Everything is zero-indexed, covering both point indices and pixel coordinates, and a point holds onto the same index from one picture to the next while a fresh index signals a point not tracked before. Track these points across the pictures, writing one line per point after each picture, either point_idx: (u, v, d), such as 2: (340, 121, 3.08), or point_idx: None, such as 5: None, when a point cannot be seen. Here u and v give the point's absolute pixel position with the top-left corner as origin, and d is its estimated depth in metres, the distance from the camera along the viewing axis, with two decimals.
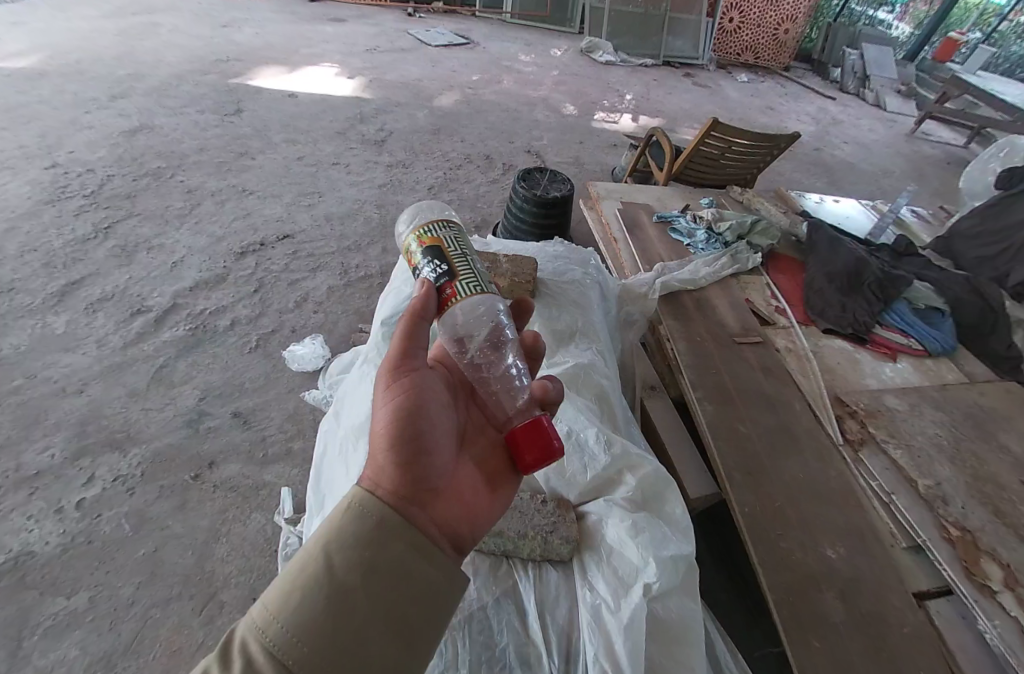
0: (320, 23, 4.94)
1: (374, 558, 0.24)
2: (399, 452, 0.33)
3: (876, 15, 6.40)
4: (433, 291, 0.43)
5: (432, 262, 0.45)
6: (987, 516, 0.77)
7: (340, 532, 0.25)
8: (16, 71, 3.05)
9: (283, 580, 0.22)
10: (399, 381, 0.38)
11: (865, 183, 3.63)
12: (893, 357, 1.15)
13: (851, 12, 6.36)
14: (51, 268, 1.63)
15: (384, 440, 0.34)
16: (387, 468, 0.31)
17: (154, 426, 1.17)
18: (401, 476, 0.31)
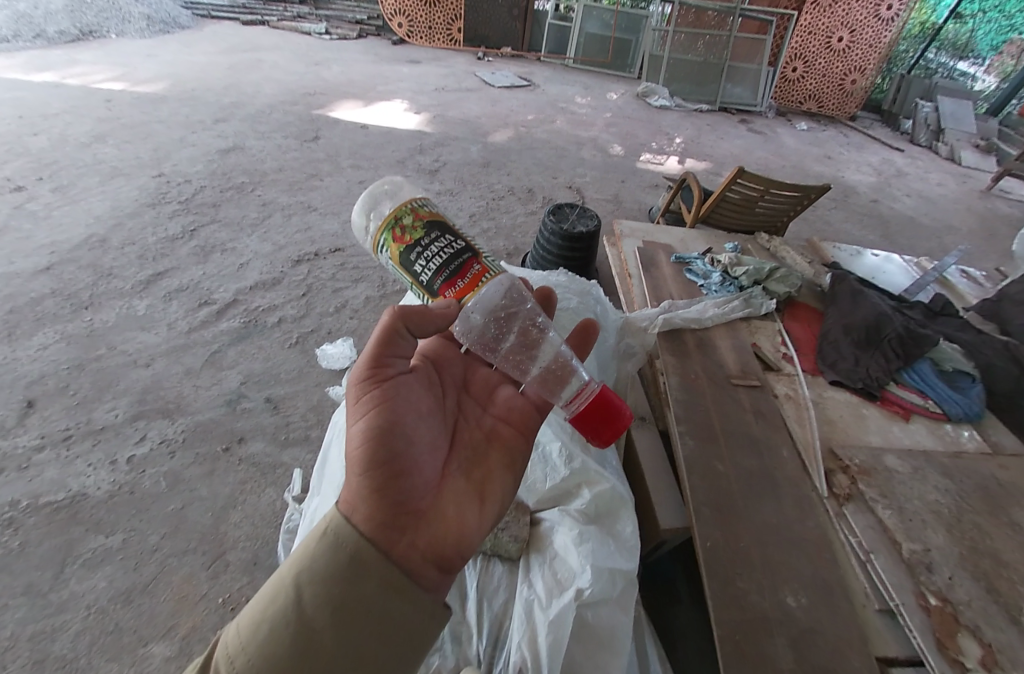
0: (398, 64, 5.53)
1: (340, 593, 0.28)
2: (373, 479, 0.36)
3: (956, 66, 6.32)
4: (469, 271, 0.48)
5: (444, 241, 0.48)
6: (975, 592, 0.73)
7: (308, 569, 0.29)
8: (146, 96, 3.67)
9: (254, 616, 0.27)
10: (374, 398, 0.39)
11: (925, 239, 3.44)
12: (905, 417, 1.10)
13: (927, 63, 6.34)
14: (143, 260, 1.94)
15: (356, 464, 0.36)
16: (362, 497, 0.35)
17: (200, 401, 1.35)
18: (376, 508, 0.35)
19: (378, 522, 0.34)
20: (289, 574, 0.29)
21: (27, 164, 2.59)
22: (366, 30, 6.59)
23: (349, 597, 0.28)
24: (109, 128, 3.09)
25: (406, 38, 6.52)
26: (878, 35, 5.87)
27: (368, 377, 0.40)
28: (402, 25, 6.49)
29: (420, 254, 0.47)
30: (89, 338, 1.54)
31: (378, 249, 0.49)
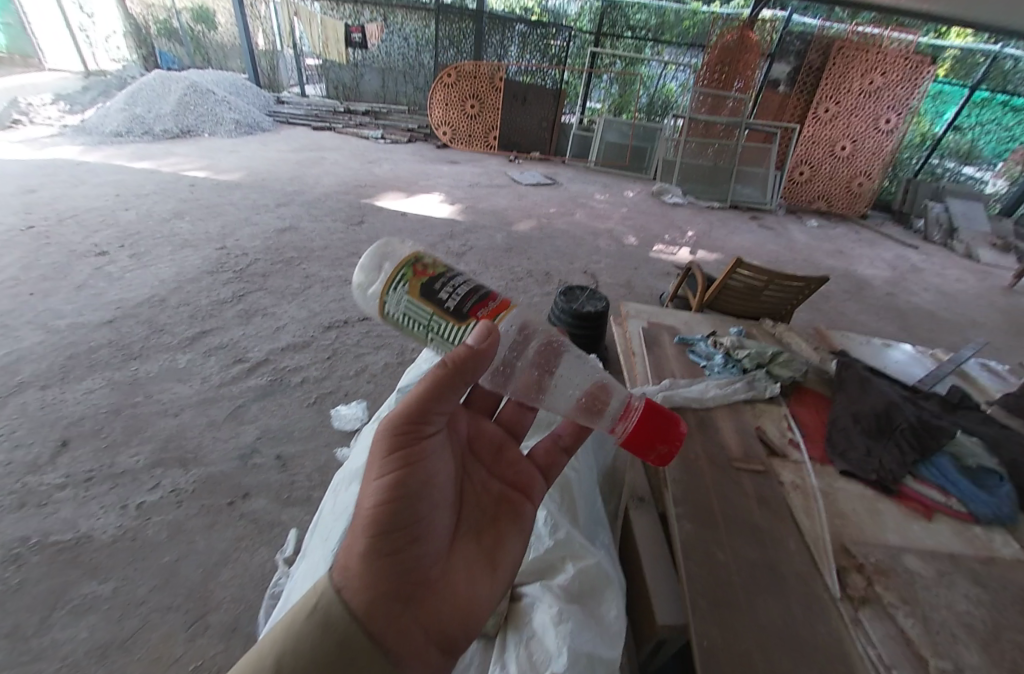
0: (439, 164, 6.38)
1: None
2: (381, 548, 0.41)
3: (962, 170, 6.86)
4: (492, 298, 0.57)
5: (461, 279, 0.57)
6: None
7: (293, 644, 0.33)
8: (224, 183, 4.33)
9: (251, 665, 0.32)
10: (399, 463, 0.44)
11: (949, 333, 3.39)
12: (927, 515, 1.03)
13: (932, 167, 6.92)
14: (193, 319, 2.16)
15: (369, 525, 0.41)
16: (364, 568, 0.39)
17: (216, 453, 1.42)
18: (376, 583, 0.39)
19: (373, 595, 0.38)
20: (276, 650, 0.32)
21: (114, 234, 3.03)
22: (416, 137, 7.73)
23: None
24: (188, 208, 3.62)
25: (449, 143, 7.59)
26: (879, 144, 6.50)
27: (395, 439, 0.44)
28: (446, 132, 7.52)
29: (447, 290, 0.55)
30: (130, 386, 1.68)
31: (397, 295, 0.55)
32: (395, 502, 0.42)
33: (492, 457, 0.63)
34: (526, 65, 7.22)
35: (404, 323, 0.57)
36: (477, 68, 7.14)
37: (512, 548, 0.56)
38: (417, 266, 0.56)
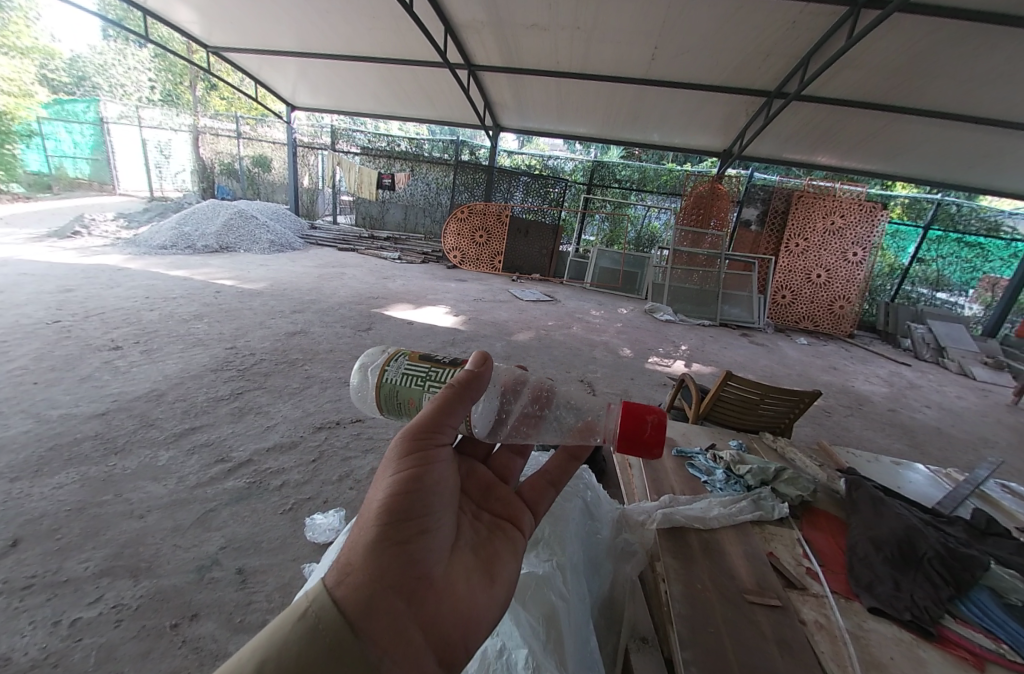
0: (448, 281, 7.01)
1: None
2: (395, 535, 0.50)
3: (936, 296, 7.56)
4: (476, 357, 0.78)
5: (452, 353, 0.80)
6: None
7: (277, 653, 0.36)
8: (248, 291, 4.71)
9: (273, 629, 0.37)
10: (411, 469, 0.56)
11: (963, 452, 3.28)
12: (983, 670, 0.87)
13: (908, 293, 7.66)
14: (186, 414, 2.15)
15: (389, 517, 0.51)
16: (366, 562, 0.46)
17: (173, 563, 1.30)
18: (376, 576, 0.45)
19: (371, 590, 0.44)
20: (258, 653, 0.36)
21: (133, 332, 3.19)
22: (429, 259, 8.65)
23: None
24: (209, 311, 3.88)
25: (458, 264, 8.44)
26: (851, 273, 7.16)
27: (404, 451, 0.58)
28: (457, 257, 8.50)
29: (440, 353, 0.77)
30: (103, 482, 1.61)
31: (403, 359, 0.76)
32: (395, 506, 0.52)
33: (482, 494, 0.72)
34: (529, 204, 8.43)
35: (402, 384, 0.74)
36: (486, 207, 8.31)
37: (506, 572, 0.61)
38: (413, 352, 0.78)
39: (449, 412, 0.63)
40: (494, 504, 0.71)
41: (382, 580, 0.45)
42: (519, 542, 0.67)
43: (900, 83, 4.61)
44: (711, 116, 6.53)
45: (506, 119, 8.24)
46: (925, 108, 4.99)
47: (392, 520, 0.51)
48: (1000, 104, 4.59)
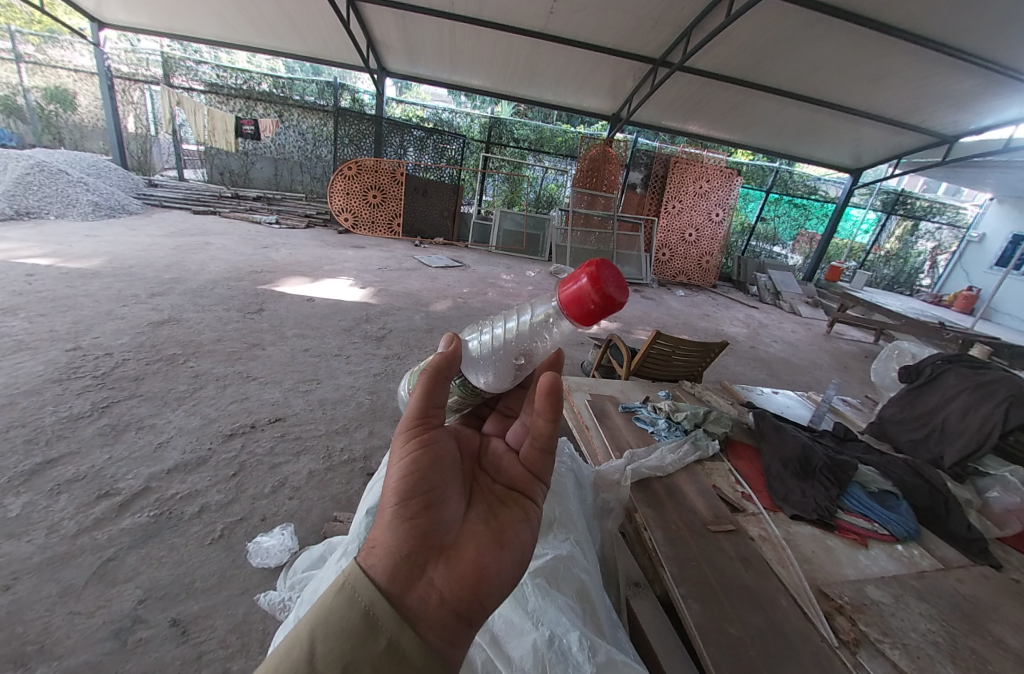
0: (343, 248, 6.30)
1: (349, 652, 0.34)
2: (404, 511, 0.46)
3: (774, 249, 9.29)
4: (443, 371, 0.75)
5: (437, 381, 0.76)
6: None
7: (321, 628, 0.35)
8: (75, 271, 3.63)
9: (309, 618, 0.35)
10: (417, 441, 0.51)
11: (800, 375, 4.21)
12: (864, 544, 1.17)
13: (755, 248, 9.26)
14: (32, 445, 1.64)
15: (395, 494, 0.47)
16: (388, 535, 0.44)
17: (76, 636, 1.02)
18: (398, 548, 0.43)
19: (396, 560, 0.41)
20: (307, 625, 0.35)
21: None
22: (315, 222, 7.68)
23: (358, 656, 0.33)
24: (24, 302, 2.92)
25: (351, 228, 7.65)
26: (714, 232, 8.35)
27: (407, 430, 0.52)
28: (348, 220, 7.66)
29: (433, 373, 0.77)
30: None
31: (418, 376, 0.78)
32: (406, 478, 0.48)
33: (495, 464, 0.61)
34: (424, 162, 7.89)
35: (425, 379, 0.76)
36: (377, 164, 7.55)
37: (521, 537, 0.53)
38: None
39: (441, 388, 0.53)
40: (505, 476, 0.61)
41: (403, 553, 0.43)
42: (534, 512, 0.58)
43: (758, 61, 5.27)
44: (603, 78, 6.70)
45: (392, 62, 7.35)
46: (774, 86, 5.82)
47: (405, 494, 0.47)
48: (825, 87, 5.57)
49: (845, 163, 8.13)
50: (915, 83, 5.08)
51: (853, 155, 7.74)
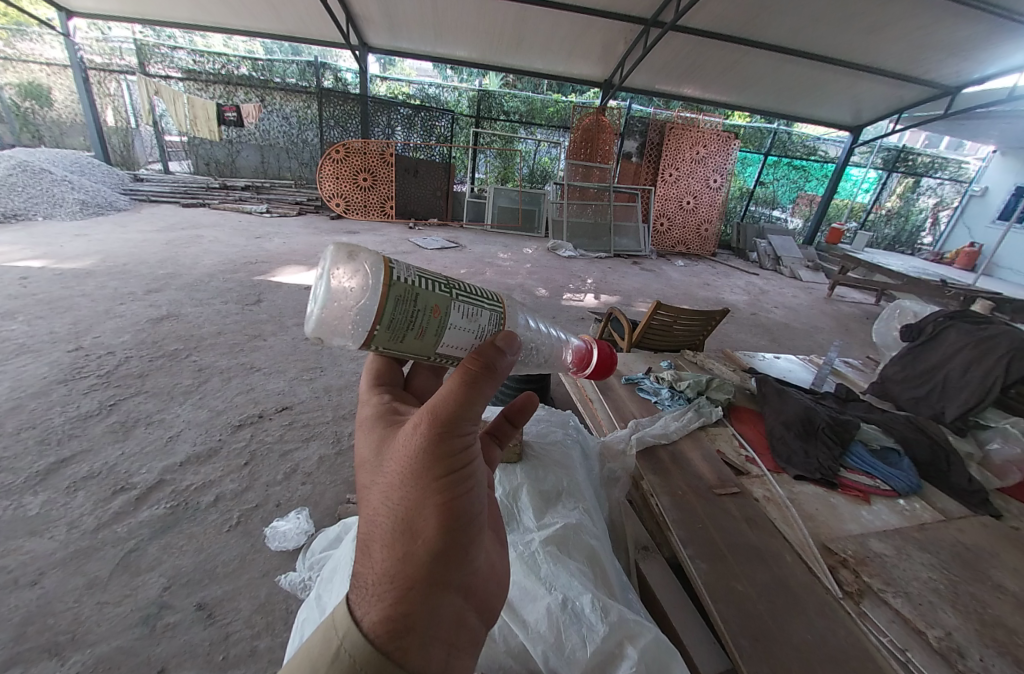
0: (337, 235, 6.21)
1: None
2: (442, 555, 0.38)
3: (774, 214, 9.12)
4: (438, 307, 0.48)
5: (422, 306, 0.47)
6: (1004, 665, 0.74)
7: None
8: (67, 271, 3.59)
9: None
10: (456, 465, 0.40)
11: (802, 339, 4.22)
12: (867, 500, 1.19)
13: (754, 213, 9.09)
14: (44, 445, 1.66)
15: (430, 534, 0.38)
16: (415, 582, 0.37)
17: (106, 624, 1.06)
18: (435, 598, 0.37)
19: (426, 612, 0.35)
20: None
21: None
22: (306, 209, 7.55)
23: None
24: (21, 305, 2.90)
25: (343, 213, 7.52)
26: (712, 198, 8.19)
27: (440, 450, 0.39)
28: (340, 205, 7.51)
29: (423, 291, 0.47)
30: None
31: (402, 286, 0.45)
32: (435, 507, 0.39)
33: None
34: (412, 142, 7.69)
35: (418, 298, 0.47)
36: (365, 146, 7.33)
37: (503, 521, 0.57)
38: (363, 339, 0.45)
39: (485, 392, 0.41)
40: None
41: (440, 599, 0.38)
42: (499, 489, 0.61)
43: (754, 18, 5.05)
44: (593, 44, 6.44)
45: (372, 37, 7.04)
46: (771, 43, 5.60)
47: (431, 525, 0.38)
48: (824, 42, 5.36)
49: (845, 121, 7.89)
50: (918, 34, 4.88)
51: (853, 113, 7.52)
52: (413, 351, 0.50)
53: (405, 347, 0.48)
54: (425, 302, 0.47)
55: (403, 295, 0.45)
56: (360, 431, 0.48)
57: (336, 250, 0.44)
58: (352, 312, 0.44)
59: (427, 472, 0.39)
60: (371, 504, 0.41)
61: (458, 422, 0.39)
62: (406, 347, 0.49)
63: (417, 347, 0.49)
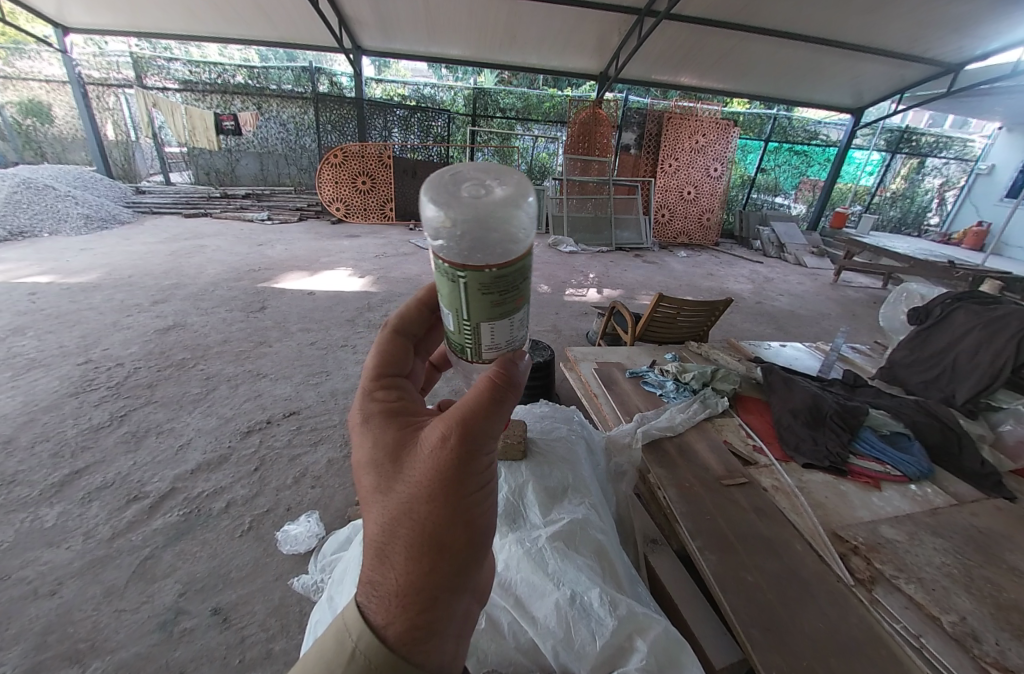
0: (338, 239, 6.23)
1: None
2: (458, 559, 0.40)
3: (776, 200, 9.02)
4: (522, 304, 0.43)
5: (517, 288, 0.42)
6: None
7: None
8: (74, 286, 3.64)
9: None
10: (481, 477, 0.42)
11: (808, 326, 4.17)
12: (877, 486, 1.18)
13: (756, 200, 8.99)
14: (58, 457, 1.69)
15: (452, 543, 0.39)
16: (433, 587, 0.38)
17: (124, 631, 1.08)
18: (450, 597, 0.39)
19: (443, 615, 0.38)
20: None
21: None
22: (307, 214, 7.58)
23: None
24: (31, 320, 2.94)
25: (344, 217, 7.54)
26: (713, 187, 8.11)
27: (469, 464, 0.40)
28: (341, 209, 7.52)
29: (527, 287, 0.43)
30: None
31: (521, 263, 0.41)
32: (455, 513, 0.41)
33: None
34: (409, 143, 7.69)
35: (522, 284, 0.42)
36: (363, 149, 7.33)
37: None
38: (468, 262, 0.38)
39: (508, 405, 0.43)
40: None
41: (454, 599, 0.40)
42: None
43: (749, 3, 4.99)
44: (586, 37, 6.38)
45: (366, 39, 7.02)
46: (767, 27, 5.52)
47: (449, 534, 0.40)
48: (822, 24, 5.28)
49: (846, 103, 7.77)
50: (917, 12, 4.80)
51: (854, 95, 7.40)
52: (464, 309, 0.42)
53: (469, 300, 0.41)
54: (514, 296, 0.42)
55: (514, 267, 0.40)
56: (365, 431, 0.46)
57: (517, 176, 0.42)
58: (480, 232, 0.38)
59: (451, 483, 0.39)
60: (386, 513, 0.40)
61: (483, 434, 0.40)
62: (469, 300, 0.42)
63: (475, 307, 0.42)
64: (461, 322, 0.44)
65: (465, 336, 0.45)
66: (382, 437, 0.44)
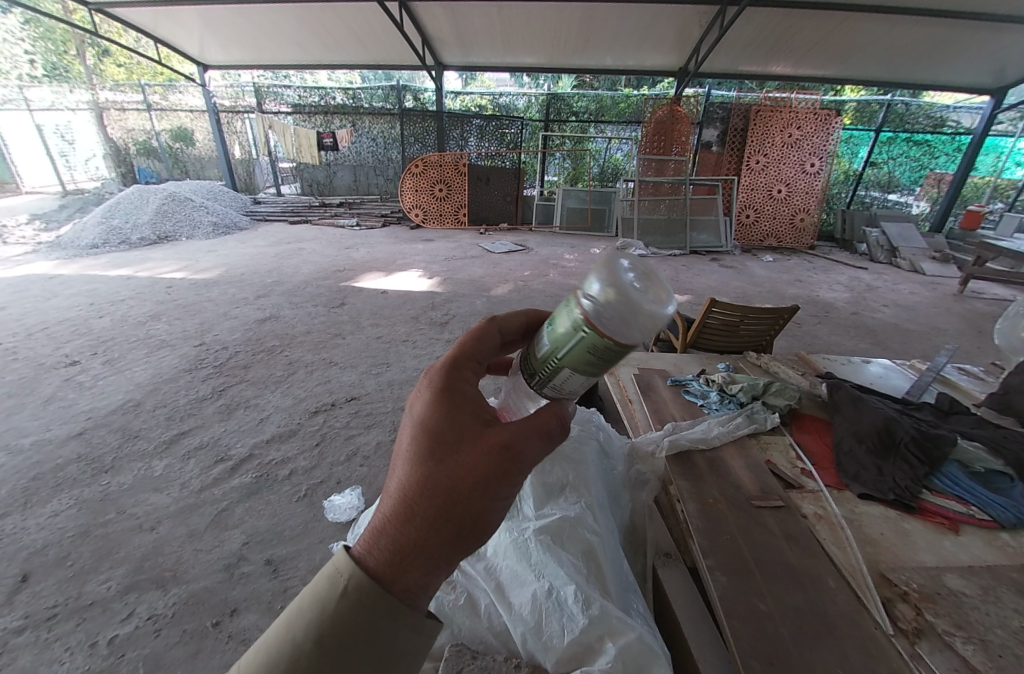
0: (414, 242, 6.70)
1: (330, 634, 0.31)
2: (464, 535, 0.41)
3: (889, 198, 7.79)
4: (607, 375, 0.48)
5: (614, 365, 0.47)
6: None
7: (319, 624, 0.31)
8: (200, 281, 4.37)
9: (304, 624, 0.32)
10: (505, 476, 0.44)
11: (918, 342, 3.57)
12: (954, 530, 0.99)
13: (862, 198, 7.85)
14: (170, 420, 2.07)
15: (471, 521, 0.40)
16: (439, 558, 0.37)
17: (198, 567, 1.30)
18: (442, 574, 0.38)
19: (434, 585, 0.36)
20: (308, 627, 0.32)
21: (87, 342, 2.94)
22: (389, 220, 8.24)
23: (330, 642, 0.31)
24: (166, 309, 3.60)
25: (421, 222, 8.05)
26: (809, 184, 7.26)
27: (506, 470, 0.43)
28: (419, 215, 8.06)
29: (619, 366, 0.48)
30: (101, 503, 1.56)
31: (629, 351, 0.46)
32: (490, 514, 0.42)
33: None
34: (485, 150, 8.01)
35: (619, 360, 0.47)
36: (441, 158, 7.77)
37: None
38: (598, 329, 0.43)
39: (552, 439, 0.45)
40: None
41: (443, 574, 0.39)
42: None
43: None
44: (665, 32, 6.11)
45: (447, 55, 7.46)
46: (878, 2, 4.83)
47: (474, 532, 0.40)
48: None
49: (988, 80, 6.49)
50: None
51: (998, 71, 6.16)
52: (562, 351, 0.48)
53: (573, 350, 0.46)
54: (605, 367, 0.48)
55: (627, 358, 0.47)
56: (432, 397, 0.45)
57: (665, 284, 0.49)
58: (620, 315, 0.45)
59: (499, 480, 0.40)
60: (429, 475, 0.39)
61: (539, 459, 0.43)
62: (574, 352, 0.46)
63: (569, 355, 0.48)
64: (554, 360, 0.49)
65: (549, 367, 0.50)
66: (450, 427, 0.42)
